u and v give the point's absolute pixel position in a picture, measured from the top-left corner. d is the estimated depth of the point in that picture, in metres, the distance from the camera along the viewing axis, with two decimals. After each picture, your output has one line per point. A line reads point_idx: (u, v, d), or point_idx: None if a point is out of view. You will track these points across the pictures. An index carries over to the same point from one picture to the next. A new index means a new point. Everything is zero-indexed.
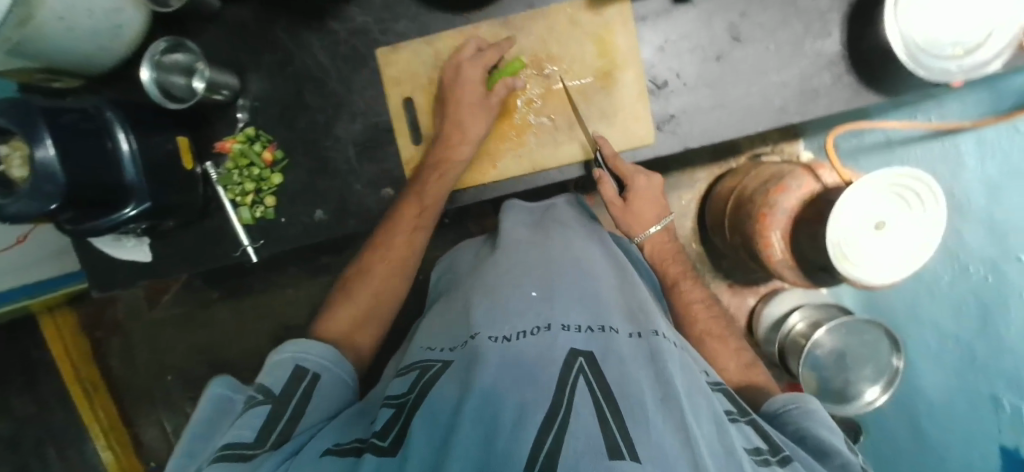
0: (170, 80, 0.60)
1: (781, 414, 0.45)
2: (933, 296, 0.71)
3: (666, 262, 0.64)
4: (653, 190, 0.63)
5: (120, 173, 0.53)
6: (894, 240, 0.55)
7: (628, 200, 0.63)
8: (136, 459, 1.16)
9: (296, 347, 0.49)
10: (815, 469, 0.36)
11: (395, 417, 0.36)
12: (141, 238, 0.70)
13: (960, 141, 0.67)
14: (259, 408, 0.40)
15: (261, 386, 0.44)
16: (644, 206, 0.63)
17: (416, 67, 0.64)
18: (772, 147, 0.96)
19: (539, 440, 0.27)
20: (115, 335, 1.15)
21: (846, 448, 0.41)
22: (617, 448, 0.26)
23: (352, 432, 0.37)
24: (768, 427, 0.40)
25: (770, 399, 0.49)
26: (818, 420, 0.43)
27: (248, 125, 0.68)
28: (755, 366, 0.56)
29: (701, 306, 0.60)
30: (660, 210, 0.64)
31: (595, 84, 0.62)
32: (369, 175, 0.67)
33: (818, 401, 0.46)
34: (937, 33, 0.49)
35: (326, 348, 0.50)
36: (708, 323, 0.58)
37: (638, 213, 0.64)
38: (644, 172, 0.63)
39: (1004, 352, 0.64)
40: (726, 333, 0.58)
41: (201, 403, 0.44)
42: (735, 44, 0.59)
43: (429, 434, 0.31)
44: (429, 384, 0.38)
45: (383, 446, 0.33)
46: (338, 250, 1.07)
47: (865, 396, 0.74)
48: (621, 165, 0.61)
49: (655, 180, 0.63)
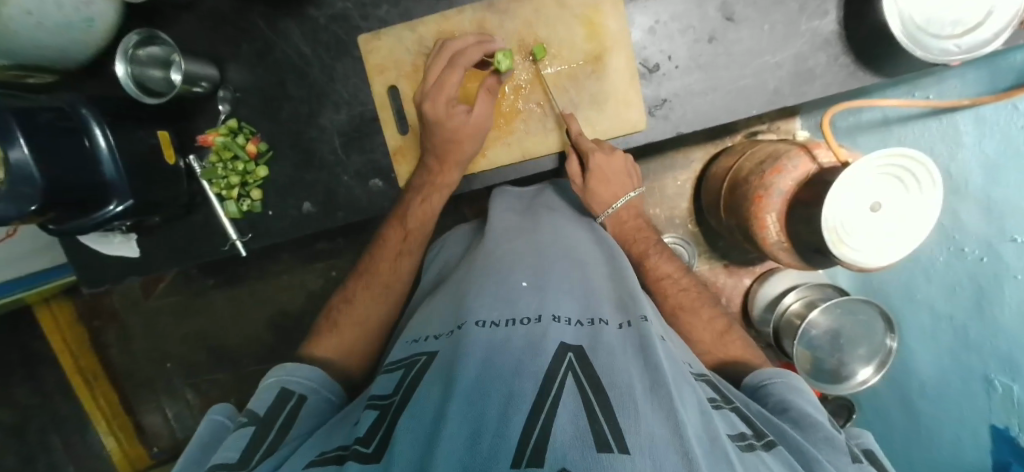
0: (145, 73, 0.58)
1: (764, 387, 0.46)
2: (929, 277, 0.69)
3: (634, 239, 0.63)
4: (613, 167, 0.60)
5: (98, 171, 0.52)
6: (890, 222, 0.55)
7: (585, 179, 0.60)
8: (140, 444, 1.18)
9: (289, 367, 0.50)
10: (798, 446, 0.36)
11: (377, 423, 0.35)
12: (127, 234, 0.69)
13: (959, 119, 0.60)
14: (244, 427, 0.41)
15: (253, 405, 0.45)
16: (600, 183, 0.60)
17: (400, 53, 0.62)
18: (769, 125, 0.95)
19: (526, 431, 0.27)
20: (113, 325, 1.15)
21: (829, 422, 0.41)
22: (606, 440, 0.26)
23: (335, 439, 0.37)
24: (748, 408, 0.40)
25: (752, 373, 0.50)
26: (801, 396, 0.44)
27: (229, 118, 0.66)
28: (729, 334, 0.55)
29: (671, 280, 0.59)
30: (622, 189, 0.62)
31: (586, 69, 0.60)
32: (357, 166, 0.66)
33: (801, 378, 0.47)
34: (935, 12, 0.47)
35: (312, 369, 0.50)
36: (679, 296, 0.58)
37: (596, 192, 0.61)
38: (605, 148, 0.59)
39: (998, 332, 0.57)
40: (698, 303, 0.57)
41: (202, 428, 0.45)
42: (729, 25, 0.57)
43: (412, 435, 0.31)
44: (414, 383, 0.38)
45: (365, 452, 0.32)
46: (332, 237, 1.06)
47: (857, 376, 0.75)
48: (581, 140, 0.59)
49: (618, 157, 0.60)
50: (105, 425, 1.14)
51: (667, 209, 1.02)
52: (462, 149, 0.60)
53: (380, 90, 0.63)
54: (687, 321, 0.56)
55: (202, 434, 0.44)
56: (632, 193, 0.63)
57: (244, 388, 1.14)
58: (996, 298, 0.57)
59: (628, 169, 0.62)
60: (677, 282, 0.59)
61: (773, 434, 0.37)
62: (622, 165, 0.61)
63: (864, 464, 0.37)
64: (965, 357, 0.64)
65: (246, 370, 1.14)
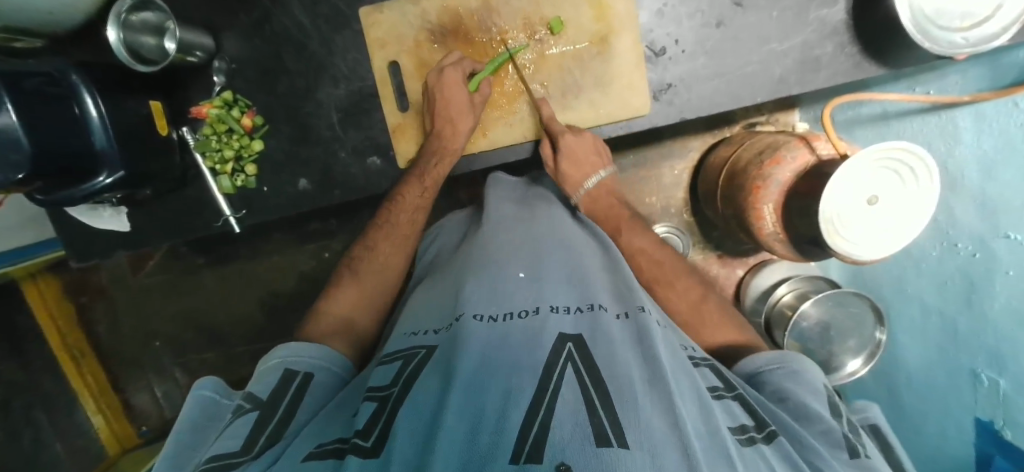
0: (138, 40, 0.56)
1: (760, 374, 0.46)
2: (919, 273, 0.70)
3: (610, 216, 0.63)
4: (584, 148, 0.59)
5: (89, 139, 0.50)
6: (886, 217, 0.55)
7: (556, 161, 0.60)
8: (129, 423, 1.18)
9: (292, 346, 0.49)
10: (799, 437, 0.36)
11: (376, 414, 0.34)
12: (117, 207, 0.67)
13: (958, 115, 0.61)
14: (248, 413, 0.40)
15: (253, 387, 0.44)
16: (571, 164, 0.60)
17: (401, 28, 0.61)
18: (767, 117, 0.95)
19: (525, 424, 0.27)
20: (101, 301, 1.14)
21: (829, 412, 0.40)
22: (606, 434, 0.26)
23: (334, 430, 0.36)
24: (749, 394, 0.40)
25: (745, 355, 0.49)
26: (800, 382, 0.43)
27: (224, 90, 0.65)
28: (708, 305, 0.55)
29: (648, 255, 0.59)
30: (592, 168, 0.61)
31: (591, 50, 0.59)
32: (355, 142, 0.65)
33: (802, 360, 0.46)
34: (945, 4, 0.47)
35: (318, 347, 0.50)
36: (658, 270, 0.58)
37: (567, 174, 0.61)
38: (575, 128, 0.59)
39: (987, 328, 0.59)
40: (680, 279, 0.57)
41: (188, 406, 0.44)
42: (737, 10, 0.56)
43: (410, 431, 0.30)
44: (413, 375, 0.37)
45: (365, 445, 0.31)
46: (326, 217, 1.05)
47: (846, 367, 0.77)
48: (551, 124, 0.59)
49: (588, 137, 0.60)
50: (94, 404, 1.13)
51: (664, 199, 1.02)
52: (457, 127, 0.59)
53: (381, 65, 0.62)
54: (675, 293, 0.56)
55: (190, 412, 0.44)
56: (603, 172, 0.62)
57: (235, 368, 1.14)
58: (988, 294, 0.58)
59: (599, 148, 0.61)
60: (657, 259, 0.59)
61: (773, 423, 0.37)
62: (592, 144, 0.61)
63: (866, 457, 0.37)
64: (953, 352, 0.65)
65: (236, 349, 1.13)
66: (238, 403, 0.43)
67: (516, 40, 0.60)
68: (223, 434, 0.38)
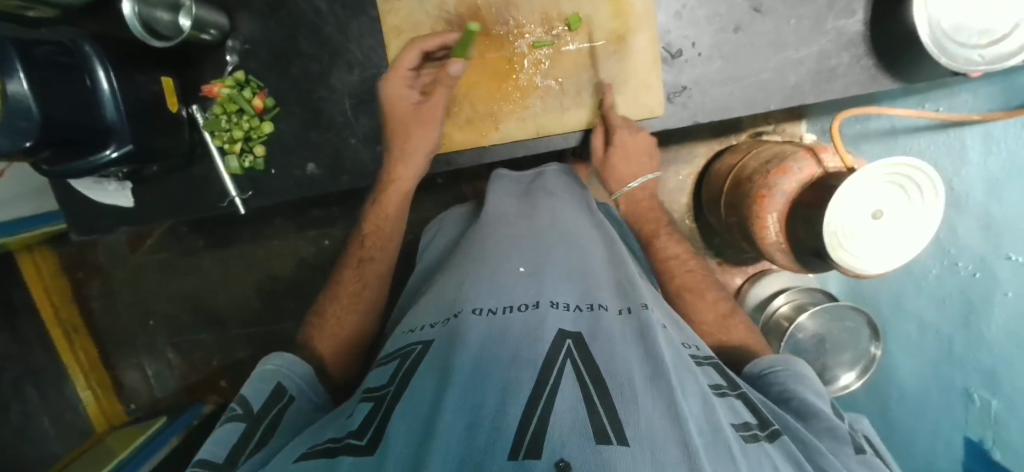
0: (153, 14, 0.54)
1: (766, 375, 0.47)
2: (918, 289, 0.70)
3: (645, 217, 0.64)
4: (637, 147, 0.60)
5: (99, 113, 0.50)
6: (890, 231, 0.55)
7: (606, 153, 0.61)
8: (119, 402, 1.17)
9: (286, 356, 0.50)
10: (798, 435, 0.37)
11: (372, 414, 0.35)
12: (122, 182, 0.66)
13: (964, 134, 0.61)
14: (234, 421, 0.41)
15: (246, 394, 0.45)
16: (621, 159, 0.61)
17: (418, 16, 0.61)
18: (774, 127, 0.96)
19: (525, 419, 0.27)
20: (98, 277, 1.14)
21: (832, 411, 0.41)
22: (605, 430, 0.26)
23: (327, 432, 0.36)
24: (752, 395, 0.41)
25: (753, 360, 0.51)
26: (803, 383, 0.45)
27: (237, 69, 0.64)
28: (732, 317, 0.57)
29: (678, 260, 0.60)
30: (642, 167, 0.62)
31: (607, 48, 0.59)
32: (365, 129, 0.65)
33: (804, 366, 0.48)
34: (964, 21, 0.48)
35: (309, 368, 0.50)
36: (685, 277, 0.59)
37: (617, 170, 0.62)
38: (633, 126, 0.59)
39: (982, 349, 0.59)
40: (704, 285, 0.59)
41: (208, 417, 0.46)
42: (755, 15, 0.57)
43: (408, 428, 0.30)
44: (409, 374, 0.37)
45: (360, 445, 0.31)
46: (328, 204, 1.05)
47: (839, 380, 0.78)
48: (611, 115, 0.59)
49: (644, 136, 0.60)
50: (84, 380, 1.12)
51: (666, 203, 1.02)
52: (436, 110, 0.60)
53: (395, 54, 0.62)
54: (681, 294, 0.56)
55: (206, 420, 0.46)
56: (650, 175, 0.63)
57: (230, 350, 1.14)
58: (985, 316, 0.59)
59: (651, 152, 0.62)
60: (683, 263, 0.59)
61: (778, 424, 0.38)
62: (646, 146, 0.61)
63: (867, 453, 0.38)
64: (947, 369, 0.65)
65: (232, 332, 1.13)
66: (230, 407, 0.44)
67: (531, 33, 0.60)
68: (209, 439, 0.39)
